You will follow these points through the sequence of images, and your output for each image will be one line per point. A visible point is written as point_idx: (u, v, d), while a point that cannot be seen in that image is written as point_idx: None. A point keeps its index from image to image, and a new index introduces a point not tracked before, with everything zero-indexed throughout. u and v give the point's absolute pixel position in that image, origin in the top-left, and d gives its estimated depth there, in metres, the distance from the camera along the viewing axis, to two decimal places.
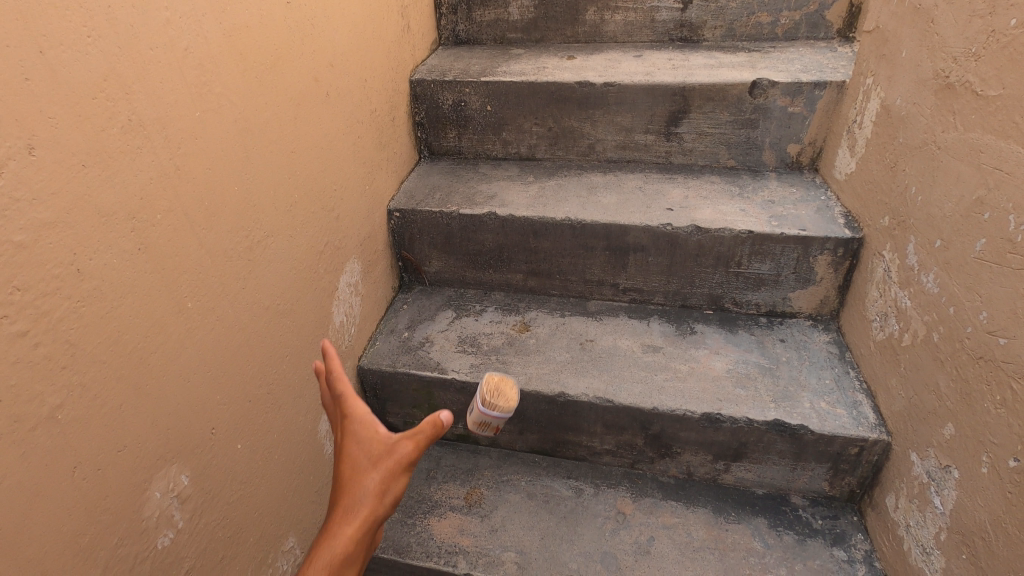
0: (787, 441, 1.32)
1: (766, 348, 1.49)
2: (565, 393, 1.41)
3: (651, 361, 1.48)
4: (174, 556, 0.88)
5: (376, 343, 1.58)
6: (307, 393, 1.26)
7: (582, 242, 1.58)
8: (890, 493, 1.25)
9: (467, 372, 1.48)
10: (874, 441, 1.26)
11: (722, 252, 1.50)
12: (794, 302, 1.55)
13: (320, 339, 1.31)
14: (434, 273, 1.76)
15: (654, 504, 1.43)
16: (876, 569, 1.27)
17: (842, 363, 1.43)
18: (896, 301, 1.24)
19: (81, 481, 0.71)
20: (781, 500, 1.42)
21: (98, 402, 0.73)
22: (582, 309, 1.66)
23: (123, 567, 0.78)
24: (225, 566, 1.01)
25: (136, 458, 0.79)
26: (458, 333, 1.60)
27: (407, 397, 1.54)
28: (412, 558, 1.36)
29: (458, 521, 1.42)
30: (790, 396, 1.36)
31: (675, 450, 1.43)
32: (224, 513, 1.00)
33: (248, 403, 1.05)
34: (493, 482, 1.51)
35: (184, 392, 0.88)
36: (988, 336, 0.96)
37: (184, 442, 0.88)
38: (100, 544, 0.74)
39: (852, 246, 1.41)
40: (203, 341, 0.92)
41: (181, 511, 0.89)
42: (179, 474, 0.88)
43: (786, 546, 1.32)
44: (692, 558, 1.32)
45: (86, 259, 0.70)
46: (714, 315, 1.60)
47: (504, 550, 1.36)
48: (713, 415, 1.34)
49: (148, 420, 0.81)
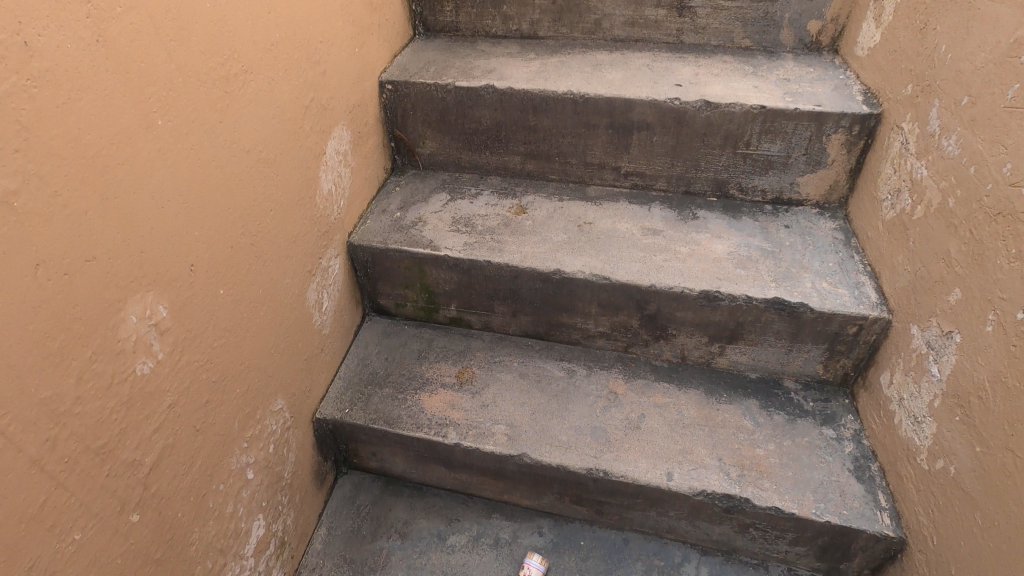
0: (785, 321, 1.30)
1: (769, 233, 1.45)
2: (560, 270, 1.38)
3: (650, 243, 1.43)
4: (154, 387, 0.86)
5: (367, 221, 1.52)
6: (293, 256, 1.22)
7: (584, 120, 1.50)
8: (885, 371, 1.24)
9: (461, 250, 1.44)
10: (874, 320, 1.24)
11: (731, 131, 1.43)
12: (801, 189, 1.49)
13: (306, 202, 1.25)
14: (428, 156, 1.68)
15: (646, 385, 1.43)
16: (864, 446, 1.28)
17: (847, 247, 1.39)
18: (910, 174, 1.18)
19: (45, 282, 0.67)
20: (774, 384, 1.42)
21: (60, 201, 0.68)
22: (581, 194, 1.60)
23: (100, 385, 0.76)
24: (211, 411, 1.00)
25: (107, 274, 0.75)
26: (452, 214, 1.54)
27: (398, 277, 1.52)
28: (402, 429, 1.36)
29: (449, 397, 1.42)
30: (792, 277, 1.33)
31: (670, 332, 1.41)
32: (208, 357, 0.98)
33: (228, 249, 1.00)
34: (485, 362, 1.50)
35: (158, 217, 0.83)
36: (1009, 189, 0.91)
37: (159, 272, 0.84)
38: (71, 354, 0.71)
39: (868, 123, 1.34)
40: (177, 167, 0.86)
41: (160, 342, 0.86)
42: (156, 304, 0.84)
43: (775, 424, 1.33)
44: (682, 433, 1.32)
45: (35, 35, 0.63)
46: (717, 202, 1.55)
47: (494, 423, 1.36)
48: (711, 293, 1.31)
49: (118, 237, 0.76)
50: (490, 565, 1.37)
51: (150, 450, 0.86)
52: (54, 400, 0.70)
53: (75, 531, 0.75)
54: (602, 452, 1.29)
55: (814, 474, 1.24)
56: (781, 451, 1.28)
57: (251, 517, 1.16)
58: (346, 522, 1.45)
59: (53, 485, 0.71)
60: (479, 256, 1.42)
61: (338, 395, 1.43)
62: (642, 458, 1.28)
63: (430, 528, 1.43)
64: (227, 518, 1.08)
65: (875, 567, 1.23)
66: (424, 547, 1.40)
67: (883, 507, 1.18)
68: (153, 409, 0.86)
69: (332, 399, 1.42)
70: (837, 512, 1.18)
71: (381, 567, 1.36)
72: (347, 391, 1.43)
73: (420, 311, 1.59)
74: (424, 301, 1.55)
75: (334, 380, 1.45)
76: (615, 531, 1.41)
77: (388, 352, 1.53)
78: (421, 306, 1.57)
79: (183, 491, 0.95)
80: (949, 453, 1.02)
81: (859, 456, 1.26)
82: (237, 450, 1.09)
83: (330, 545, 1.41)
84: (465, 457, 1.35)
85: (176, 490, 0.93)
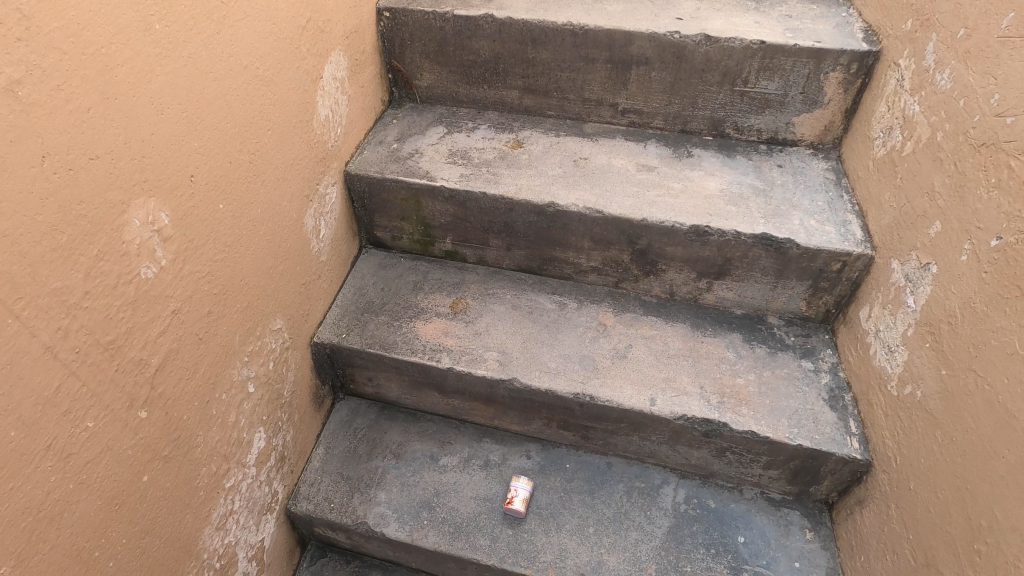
0: (772, 256, 1.33)
1: (762, 172, 1.46)
2: (554, 203, 1.40)
3: (644, 179, 1.45)
4: (158, 292, 0.90)
5: (365, 152, 1.53)
6: (290, 179, 1.24)
7: (583, 54, 1.49)
8: (864, 306, 1.29)
9: (457, 182, 1.46)
10: (858, 256, 1.27)
11: (729, 67, 1.43)
12: (796, 129, 1.50)
13: (303, 126, 1.26)
14: (426, 89, 1.68)
15: (634, 318, 1.47)
16: (840, 377, 1.33)
17: (837, 187, 1.41)
18: (903, 111, 1.20)
19: (51, 174, 0.70)
20: (758, 320, 1.47)
21: (61, 96, 0.70)
22: (578, 130, 1.61)
23: (106, 283, 0.79)
24: (212, 322, 1.04)
25: (109, 174, 0.78)
26: (449, 147, 1.55)
27: (395, 209, 1.54)
28: (397, 354, 1.40)
29: (443, 325, 1.46)
30: (781, 214, 1.35)
31: (660, 267, 1.45)
32: (209, 270, 1.01)
33: (227, 165, 1.02)
34: (479, 294, 1.53)
35: (157, 124, 0.85)
36: (995, 119, 0.93)
37: (160, 179, 0.87)
38: (78, 248, 0.74)
39: (867, 61, 1.34)
40: (175, 75, 0.87)
41: (163, 248, 0.89)
42: (158, 210, 0.87)
43: (757, 356, 1.38)
44: (667, 363, 1.37)
45: None
46: (713, 141, 1.56)
47: (486, 350, 1.40)
48: (701, 228, 1.34)
49: (119, 139, 0.79)
50: (480, 483, 1.42)
51: (155, 351, 0.91)
52: (63, 292, 0.73)
53: (88, 418, 0.80)
54: (589, 378, 1.35)
55: (790, 402, 1.30)
56: (760, 381, 1.33)
57: (252, 429, 1.21)
58: (342, 443, 1.51)
59: (65, 372, 0.75)
60: (474, 188, 1.44)
61: (335, 321, 1.47)
62: (627, 385, 1.34)
63: (423, 450, 1.49)
64: (229, 427, 1.13)
65: (843, 490, 1.30)
66: (418, 466, 1.45)
67: (853, 432, 1.24)
68: (158, 313, 0.90)
69: (329, 325, 1.46)
70: (810, 437, 1.24)
71: (376, 484, 1.42)
72: (344, 318, 1.47)
73: (416, 245, 1.61)
74: (420, 234, 1.58)
75: (331, 308, 1.49)
76: (600, 456, 1.47)
77: (384, 283, 1.56)
78: (417, 239, 1.60)
79: (188, 395, 1.00)
80: (917, 378, 1.07)
81: (834, 387, 1.32)
82: (238, 363, 1.13)
83: (326, 463, 1.47)
84: (457, 382, 1.40)
85: (181, 394, 0.98)
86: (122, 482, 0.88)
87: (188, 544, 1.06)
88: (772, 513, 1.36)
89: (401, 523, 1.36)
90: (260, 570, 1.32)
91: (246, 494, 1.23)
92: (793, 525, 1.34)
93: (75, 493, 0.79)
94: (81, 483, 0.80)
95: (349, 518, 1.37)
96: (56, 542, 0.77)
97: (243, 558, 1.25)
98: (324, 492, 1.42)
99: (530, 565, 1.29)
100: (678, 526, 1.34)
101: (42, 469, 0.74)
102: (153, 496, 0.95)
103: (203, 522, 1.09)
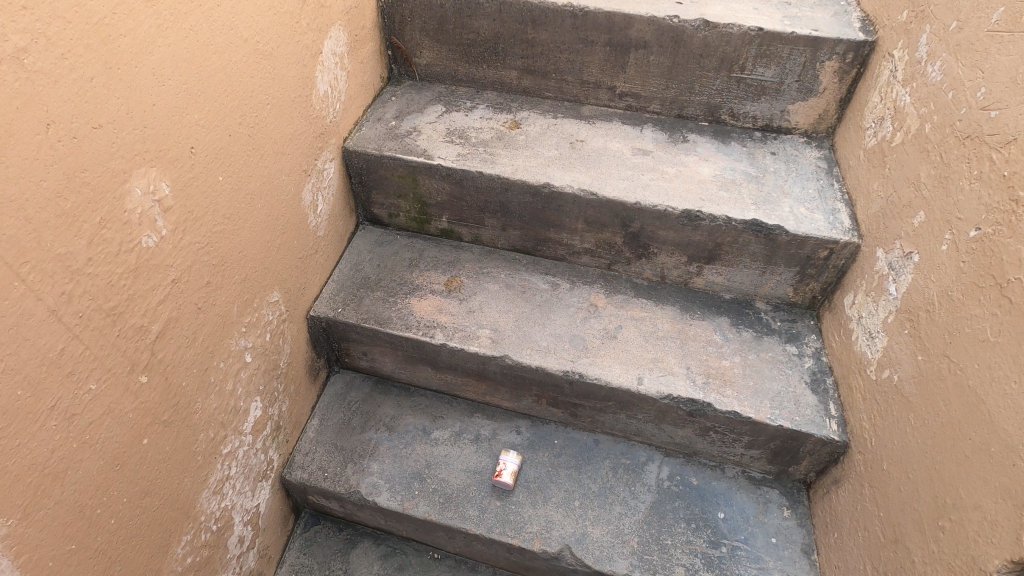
0: (761, 242, 1.36)
1: (755, 159, 1.48)
2: (550, 184, 1.42)
3: (639, 163, 1.47)
4: (158, 261, 0.92)
5: (363, 128, 1.54)
6: (289, 153, 1.25)
7: (582, 36, 1.50)
8: (849, 293, 1.32)
9: (454, 161, 1.47)
10: (844, 244, 1.30)
11: (727, 54, 1.43)
12: (791, 117, 1.52)
13: (303, 101, 1.27)
14: (425, 67, 1.68)
15: (625, 300, 1.50)
16: (823, 362, 1.37)
17: (828, 176, 1.43)
18: (895, 101, 1.22)
19: (56, 142, 0.71)
20: (746, 304, 1.50)
21: (66, 64, 0.71)
22: (575, 112, 1.62)
23: (109, 251, 0.81)
24: (211, 293, 1.06)
25: (112, 143, 0.79)
26: (447, 126, 1.57)
27: (392, 186, 1.56)
28: (392, 329, 1.43)
29: (438, 302, 1.49)
30: (772, 201, 1.38)
31: (652, 251, 1.47)
32: (209, 241, 1.03)
33: (226, 138, 1.04)
34: (473, 273, 1.56)
35: (159, 95, 0.86)
36: (980, 112, 0.96)
37: (161, 149, 0.88)
38: (82, 215, 0.76)
39: (863, 51, 1.36)
40: (176, 47, 0.88)
41: (163, 218, 0.91)
42: (159, 180, 0.89)
43: (743, 340, 1.42)
44: (655, 344, 1.41)
45: None
46: (708, 127, 1.57)
47: (479, 327, 1.43)
48: (693, 213, 1.36)
49: (121, 109, 0.80)
50: (470, 457, 1.46)
51: (156, 319, 0.93)
52: (68, 257, 0.76)
53: (90, 381, 0.82)
54: (579, 357, 1.38)
55: (773, 385, 1.33)
56: (745, 364, 1.37)
57: (249, 397, 1.24)
58: (337, 415, 1.54)
59: (69, 335, 0.78)
60: (471, 167, 1.45)
61: (331, 296, 1.49)
62: (616, 364, 1.37)
63: (415, 424, 1.52)
64: (226, 395, 1.16)
65: (820, 470, 1.34)
66: (410, 439, 1.49)
67: (832, 415, 1.28)
68: (158, 282, 0.92)
69: (326, 299, 1.48)
70: (790, 418, 1.28)
71: (369, 455, 1.46)
72: (340, 293, 1.50)
73: (412, 223, 1.63)
74: (417, 212, 1.60)
75: (328, 282, 1.51)
76: (587, 433, 1.51)
77: (380, 260, 1.58)
78: (414, 217, 1.62)
79: (187, 362, 1.03)
80: (894, 362, 1.11)
81: (817, 371, 1.35)
82: (236, 333, 1.16)
83: (321, 434, 1.50)
84: (450, 358, 1.43)
85: (180, 361, 1.01)
86: (123, 444, 0.91)
87: (186, 506, 1.09)
88: (751, 491, 1.41)
89: (392, 493, 1.40)
90: (256, 535, 1.36)
91: (242, 461, 1.26)
92: (772, 503, 1.39)
93: (78, 452, 0.82)
94: (83, 443, 0.83)
95: (343, 487, 1.41)
96: (61, 498, 0.81)
97: (239, 522, 1.29)
98: (318, 461, 1.45)
99: (517, 535, 1.34)
100: (660, 502, 1.39)
101: (47, 428, 0.76)
102: (153, 459, 0.98)
103: (201, 486, 1.13)
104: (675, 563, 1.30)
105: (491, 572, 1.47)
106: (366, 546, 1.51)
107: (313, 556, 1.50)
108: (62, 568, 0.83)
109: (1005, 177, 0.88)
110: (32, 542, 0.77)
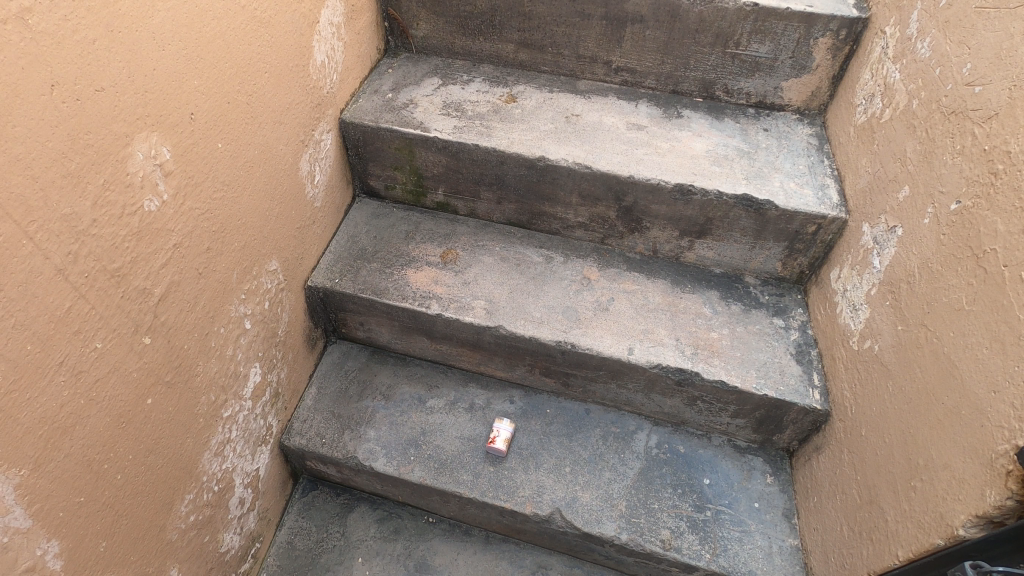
0: (751, 217, 1.39)
1: (748, 135, 1.51)
2: (545, 157, 1.43)
3: (633, 137, 1.49)
4: (161, 225, 0.94)
5: (360, 101, 1.55)
6: (287, 123, 1.27)
7: (579, 9, 1.50)
8: (835, 268, 1.35)
9: (451, 133, 1.49)
10: (832, 220, 1.33)
11: (722, 29, 1.44)
12: (784, 94, 1.53)
13: (301, 71, 1.28)
14: (422, 40, 1.68)
15: (617, 273, 1.53)
16: (808, 335, 1.41)
17: (819, 152, 1.46)
18: (885, 78, 1.24)
19: (59, 103, 0.73)
20: (735, 279, 1.53)
21: (69, 25, 0.73)
22: (572, 87, 1.63)
23: (113, 213, 0.83)
24: (211, 259, 1.08)
25: (114, 107, 0.81)
26: (444, 99, 1.58)
27: (388, 158, 1.57)
28: (388, 299, 1.45)
29: (433, 273, 1.51)
30: (763, 176, 1.40)
31: (644, 225, 1.50)
32: (208, 208, 1.05)
33: (225, 105, 1.05)
34: (468, 245, 1.58)
35: (159, 59, 0.88)
36: (964, 88, 0.99)
37: (161, 114, 0.90)
38: (87, 176, 0.78)
39: (856, 27, 1.38)
40: (176, 12, 0.90)
41: (164, 183, 0.92)
42: (159, 144, 0.90)
43: (731, 313, 1.45)
44: (645, 316, 1.44)
45: None
46: (703, 103, 1.59)
47: (474, 298, 1.46)
48: (686, 188, 1.39)
49: (123, 73, 0.82)
50: (465, 424, 1.50)
51: (157, 282, 0.95)
52: (72, 218, 0.77)
53: (96, 339, 0.85)
54: (571, 327, 1.41)
55: (759, 356, 1.37)
56: (733, 335, 1.41)
57: (248, 363, 1.27)
58: (334, 383, 1.57)
59: (75, 294, 0.80)
60: (467, 140, 1.47)
61: (328, 266, 1.51)
62: (607, 335, 1.40)
63: (411, 393, 1.56)
64: (227, 359, 1.19)
65: (802, 438, 1.39)
66: (406, 407, 1.53)
67: (815, 385, 1.32)
68: (160, 245, 0.94)
69: (323, 270, 1.50)
70: (775, 387, 1.32)
71: (366, 422, 1.49)
72: (337, 264, 1.52)
73: (408, 196, 1.65)
74: (413, 185, 1.62)
75: (325, 253, 1.53)
76: (579, 404, 1.55)
77: (377, 232, 1.60)
78: (410, 190, 1.64)
79: (189, 326, 1.05)
80: (876, 333, 1.15)
81: (802, 343, 1.39)
82: (235, 299, 1.18)
83: (319, 401, 1.53)
84: (445, 328, 1.46)
85: (182, 324, 1.03)
86: (128, 403, 0.93)
87: (189, 466, 1.13)
88: (736, 459, 1.46)
89: (388, 458, 1.44)
90: (255, 498, 1.40)
91: (242, 425, 1.29)
92: (756, 469, 1.44)
93: (85, 409, 0.85)
94: (90, 400, 0.85)
95: (340, 453, 1.45)
96: (69, 452, 0.83)
97: (239, 485, 1.32)
98: (316, 428, 1.49)
99: (509, 499, 1.38)
100: (648, 468, 1.43)
101: (55, 382, 0.79)
102: (156, 418, 1.01)
103: (203, 448, 1.16)
104: (661, 525, 1.34)
105: (484, 535, 1.52)
106: (362, 510, 1.56)
107: (311, 519, 1.54)
108: (71, 518, 0.86)
109: (985, 151, 0.91)
110: (44, 492, 0.80)
